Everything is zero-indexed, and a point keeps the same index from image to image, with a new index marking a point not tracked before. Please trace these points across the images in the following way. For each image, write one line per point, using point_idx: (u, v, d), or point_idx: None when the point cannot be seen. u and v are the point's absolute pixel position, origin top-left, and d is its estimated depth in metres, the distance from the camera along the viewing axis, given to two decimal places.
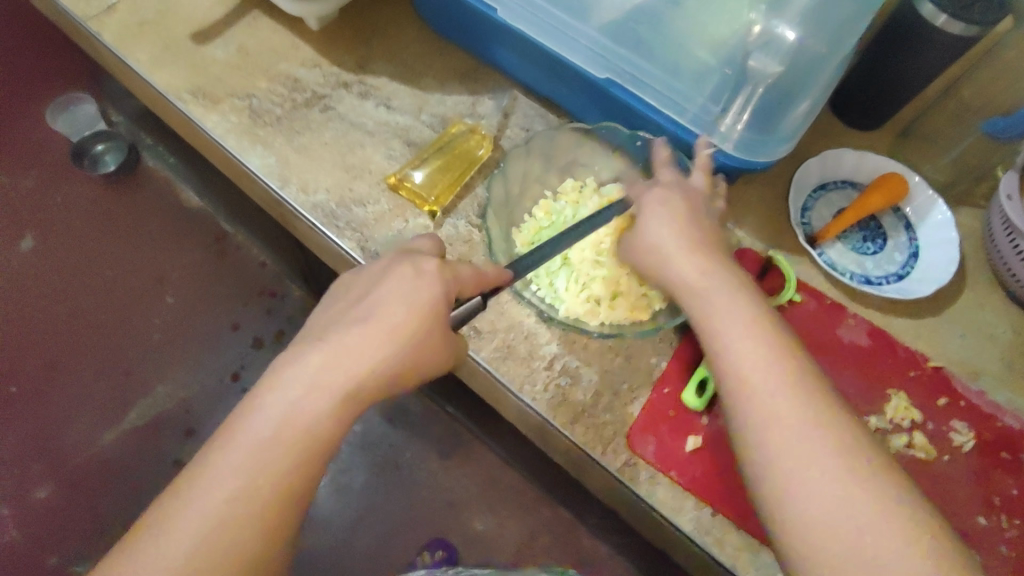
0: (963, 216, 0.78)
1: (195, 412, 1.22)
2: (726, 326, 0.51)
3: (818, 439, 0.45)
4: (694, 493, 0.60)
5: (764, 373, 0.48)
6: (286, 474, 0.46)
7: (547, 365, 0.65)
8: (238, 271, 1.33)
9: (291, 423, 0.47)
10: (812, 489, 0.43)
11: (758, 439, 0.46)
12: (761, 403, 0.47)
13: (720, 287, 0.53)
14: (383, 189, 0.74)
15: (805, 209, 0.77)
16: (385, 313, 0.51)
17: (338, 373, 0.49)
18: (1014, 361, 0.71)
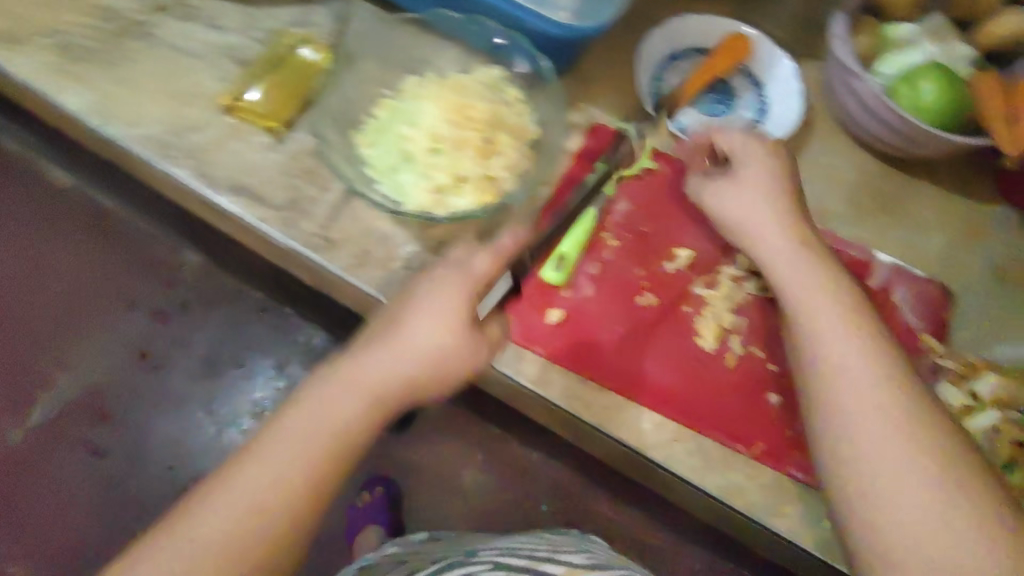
0: (812, 68, 0.79)
1: (100, 392, 1.18)
2: (830, 307, 0.55)
3: (892, 423, 0.50)
4: (562, 365, 0.62)
5: (846, 358, 0.53)
6: (313, 483, 0.50)
7: (405, 264, 0.65)
8: (126, 244, 1.23)
9: (326, 435, 0.50)
10: (894, 463, 0.49)
11: (832, 414, 0.52)
12: (836, 383, 0.52)
13: (795, 266, 0.58)
14: (216, 112, 0.70)
15: (654, 81, 0.75)
16: (425, 317, 0.53)
17: (380, 375, 0.52)
18: (853, 199, 0.75)
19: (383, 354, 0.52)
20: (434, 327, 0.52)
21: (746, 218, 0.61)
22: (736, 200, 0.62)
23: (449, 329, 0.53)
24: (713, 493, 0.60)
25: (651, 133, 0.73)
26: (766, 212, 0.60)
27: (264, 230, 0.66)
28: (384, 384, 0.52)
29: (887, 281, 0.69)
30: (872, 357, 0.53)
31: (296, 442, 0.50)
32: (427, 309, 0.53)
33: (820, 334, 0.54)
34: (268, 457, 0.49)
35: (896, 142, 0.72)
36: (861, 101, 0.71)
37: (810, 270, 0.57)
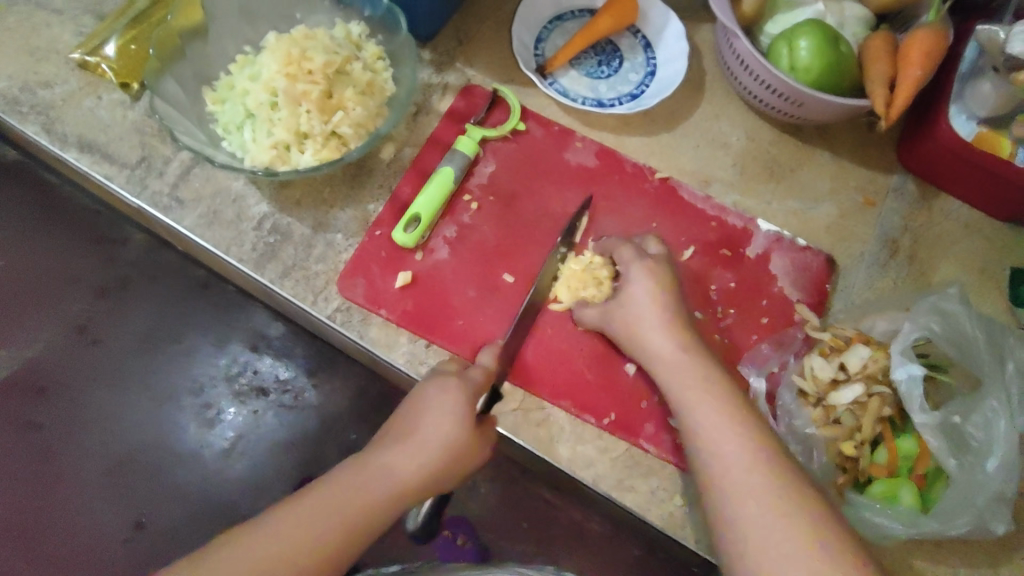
0: (705, 32, 0.76)
1: None
2: (684, 376, 0.54)
3: (764, 487, 0.48)
4: (404, 327, 0.59)
5: (713, 427, 0.52)
6: (355, 523, 0.48)
7: (255, 226, 0.62)
8: None
9: (383, 480, 0.51)
10: (772, 538, 0.46)
11: (710, 481, 0.50)
12: (717, 465, 0.50)
13: (657, 330, 0.57)
14: (72, 67, 0.67)
15: (538, 41, 0.73)
16: (416, 444, 0.53)
17: (361, 501, 0.50)
18: (745, 165, 0.71)
19: (407, 449, 0.52)
20: (420, 454, 0.52)
21: (624, 301, 0.59)
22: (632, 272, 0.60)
23: (449, 402, 0.54)
24: (562, 468, 0.57)
25: (527, 95, 0.70)
26: (652, 292, 0.58)
27: (113, 189, 0.63)
28: (360, 508, 0.49)
29: (765, 250, 0.66)
30: (729, 418, 0.52)
31: (349, 482, 0.50)
32: (409, 442, 0.52)
33: (686, 406, 0.53)
34: (270, 536, 0.46)
35: (784, 109, 0.69)
36: (746, 64, 0.68)
37: (671, 336, 0.56)
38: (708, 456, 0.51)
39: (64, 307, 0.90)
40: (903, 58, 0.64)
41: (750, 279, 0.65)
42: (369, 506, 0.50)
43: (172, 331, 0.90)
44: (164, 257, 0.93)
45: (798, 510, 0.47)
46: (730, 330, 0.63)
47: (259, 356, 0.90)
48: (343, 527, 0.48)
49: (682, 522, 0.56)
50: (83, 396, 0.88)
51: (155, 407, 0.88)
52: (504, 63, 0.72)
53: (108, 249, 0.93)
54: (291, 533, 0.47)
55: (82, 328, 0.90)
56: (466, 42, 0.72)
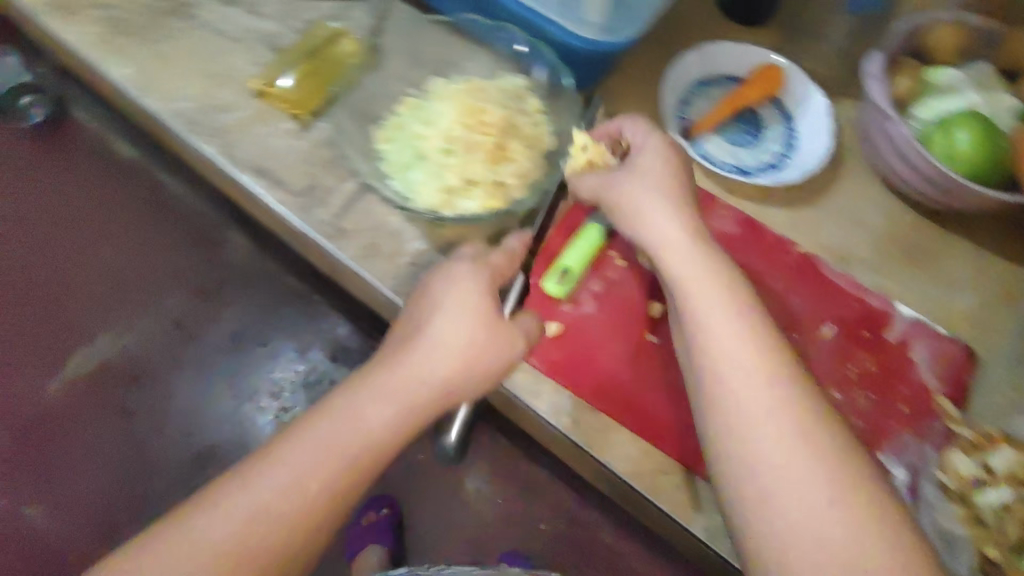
0: (849, 110, 0.77)
1: (134, 356, 1.14)
2: (705, 273, 0.52)
3: (794, 437, 0.44)
4: (550, 376, 0.62)
5: (737, 341, 0.49)
6: (363, 451, 0.49)
7: (412, 261, 0.64)
8: (182, 218, 1.19)
9: (399, 398, 0.51)
10: (794, 501, 0.43)
11: (722, 419, 0.47)
12: (735, 392, 0.47)
13: (665, 220, 0.55)
14: (249, 95, 0.71)
15: (683, 104, 0.75)
16: (439, 340, 0.52)
17: (372, 430, 0.49)
18: (885, 247, 0.71)
19: (426, 356, 0.52)
20: (417, 345, 0.53)
21: (636, 207, 0.57)
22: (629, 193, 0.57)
23: (470, 311, 0.54)
24: (698, 535, 0.57)
25: None
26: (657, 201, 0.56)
27: (282, 214, 0.66)
28: (384, 408, 0.50)
29: (905, 336, 0.66)
30: (751, 340, 0.49)
31: (339, 413, 0.50)
32: (425, 348, 0.52)
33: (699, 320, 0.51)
34: (279, 474, 0.47)
35: (931, 195, 0.69)
36: (897, 148, 0.68)
37: (685, 238, 0.54)
38: (721, 382, 0.48)
39: (162, 303, 1.16)
40: None
41: (888, 365, 0.65)
42: (378, 430, 0.50)
43: (261, 334, 1.17)
44: (262, 261, 1.19)
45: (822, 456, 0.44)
46: (868, 415, 0.62)
47: (335, 362, 1.15)
48: (354, 457, 0.49)
49: None
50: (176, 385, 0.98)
51: (229, 397, 1.14)
52: (651, 124, 0.73)
53: (208, 250, 1.18)
54: (294, 472, 0.47)
55: (178, 323, 1.16)
56: (615, 100, 0.74)
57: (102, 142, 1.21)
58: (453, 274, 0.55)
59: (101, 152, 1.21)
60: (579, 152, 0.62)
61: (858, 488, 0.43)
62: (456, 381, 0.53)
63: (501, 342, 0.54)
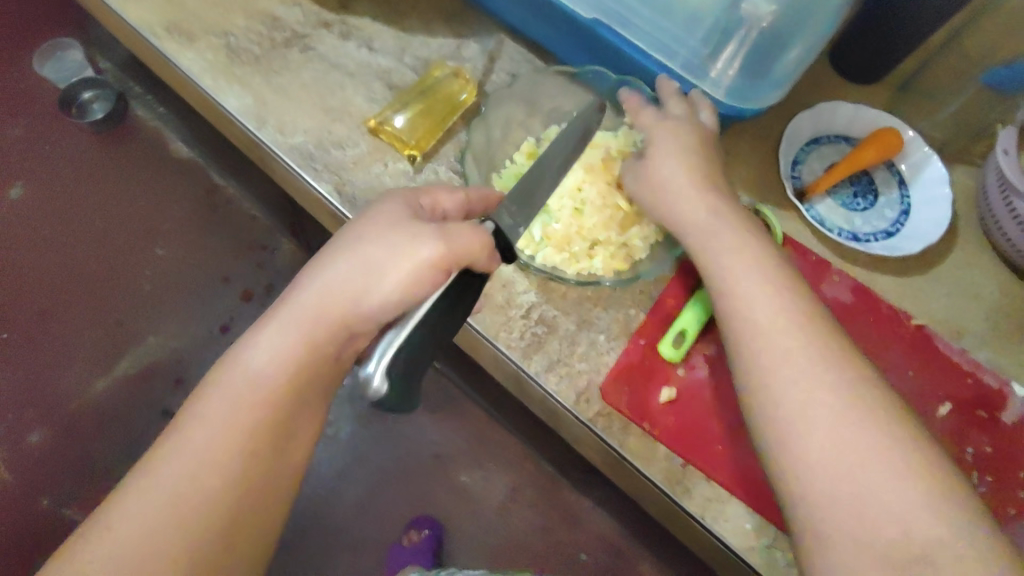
0: (962, 176, 0.76)
1: (185, 362, 1.18)
2: (732, 242, 0.55)
3: (819, 372, 0.47)
4: (664, 444, 0.60)
5: (765, 305, 0.51)
6: (290, 383, 0.48)
7: (523, 313, 0.64)
8: (232, 226, 1.26)
9: (314, 325, 0.48)
10: (823, 425, 0.44)
11: (750, 365, 0.49)
12: (763, 341, 0.49)
13: (685, 186, 0.59)
14: (363, 132, 0.72)
15: (796, 163, 0.74)
16: (349, 277, 0.49)
17: (293, 358, 0.48)
18: (999, 321, 0.70)
19: (341, 277, 0.49)
20: (335, 272, 0.49)
21: (659, 162, 0.61)
22: (659, 146, 0.61)
23: (396, 252, 0.49)
24: None
25: (785, 217, 0.72)
26: (676, 160, 0.60)
27: None
28: (291, 348, 0.48)
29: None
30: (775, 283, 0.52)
31: (261, 352, 0.48)
32: (341, 273, 0.49)
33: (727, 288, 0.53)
34: (205, 429, 0.45)
35: None
36: (1022, 223, 0.67)
37: (705, 203, 0.58)
38: (749, 321, 0.50)
39: (215, 306, 1.21)
40: None
41: (1007, 447, 0.63)
42: (302, 361, 0.48)
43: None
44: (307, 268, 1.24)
45: (856, 402, 0.45)
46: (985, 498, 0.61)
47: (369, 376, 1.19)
48: (281, 389, 0.47)
49: None
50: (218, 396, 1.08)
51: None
52: (765, 181, 0.73)
53: (259, 253, 1.24)
54: (223, 423, 0.46)
55: (227, 328, 1.20)
56: (727, 155, 0.73)
57: (163, 143, 1.28)
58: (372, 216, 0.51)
59: (162, 153, 1.28)
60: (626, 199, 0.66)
61: (889, 429, 0.44)
62: (370, 313, 0.49)
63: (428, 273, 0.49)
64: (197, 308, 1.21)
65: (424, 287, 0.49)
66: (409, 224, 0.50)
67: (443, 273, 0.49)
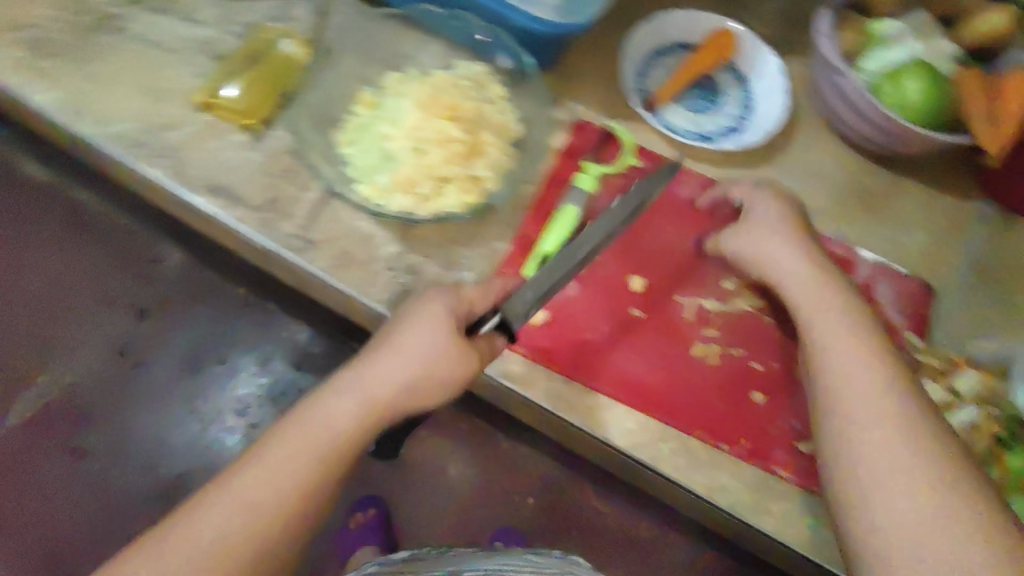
0: (796, 65, 0.78)
1: (82, 398, 1.09)
2: (817, 296, 0.58)
3: (873, 387, 0.52)
4: (542, 363, 0.62)
5: (837, 345, 0.55)
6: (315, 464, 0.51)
7: (388, 265, 0.64)
8: (106, 244, 1.13)
9: (364, 403, 0.53)
10: (874, 454, 0.49)
11: (821, 385, 0.54)
12: (832, 366, 0.54)
13: (780, 247, 0.61)
14: (193, 109, 0.68)
15: (639, 76, 0.75)
16: (385, 368, 0.54)
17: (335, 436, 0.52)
18: (841, 196, 0.74)
19: (383, 362, 0.54)
20: (393, 371, 0.54)
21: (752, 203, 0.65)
22: (746, 191, 0.67)
23: (435, 333, 0.54)
24: (699, 494, 0.60)
25: (635, 129, 0.73)
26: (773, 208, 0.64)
27: (243, 232, 0.64)
28: (343, 426, 0.52)
29: (869, 279, 0.70)
30: (849, 321, 0.56)
31: (309, 420, 0.52)
32: (387, 358, 0.54)
33: (815, 329, 0.57)
34: (254, 478, 0.50)
35: (881, 141, 0.72)
36: (848, 101, 0.70)
37: (802, 255, 0.61)
38: (814, 332, 0.57)
39: (107, 329, 1.11)
40: (1003, 101, 0.66)
41: None
42: (340, 444, 0.52)
43: (217, 349, 1.13)
44: (199, 272, 1.15)
45: (903, 424, 0.50)
46: None
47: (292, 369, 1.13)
48: (317, 464, 0.51)
49: (817, 544, 0.59)
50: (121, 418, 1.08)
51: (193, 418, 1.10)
52: (611, 97, 0.74)
53: (147, 266, 1.13)
54: (275, 477, 0.50)
55: (125, 351, 1.11)
56: (570, 77, 0.74)
57: (13, 162, 1.14)
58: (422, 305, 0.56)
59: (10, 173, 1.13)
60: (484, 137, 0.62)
61: (933, 448, 0.48)
62: (394, 406, 0.54)
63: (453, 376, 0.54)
64: (89, 336, 1.11)
65: (436, 390, 0.55)
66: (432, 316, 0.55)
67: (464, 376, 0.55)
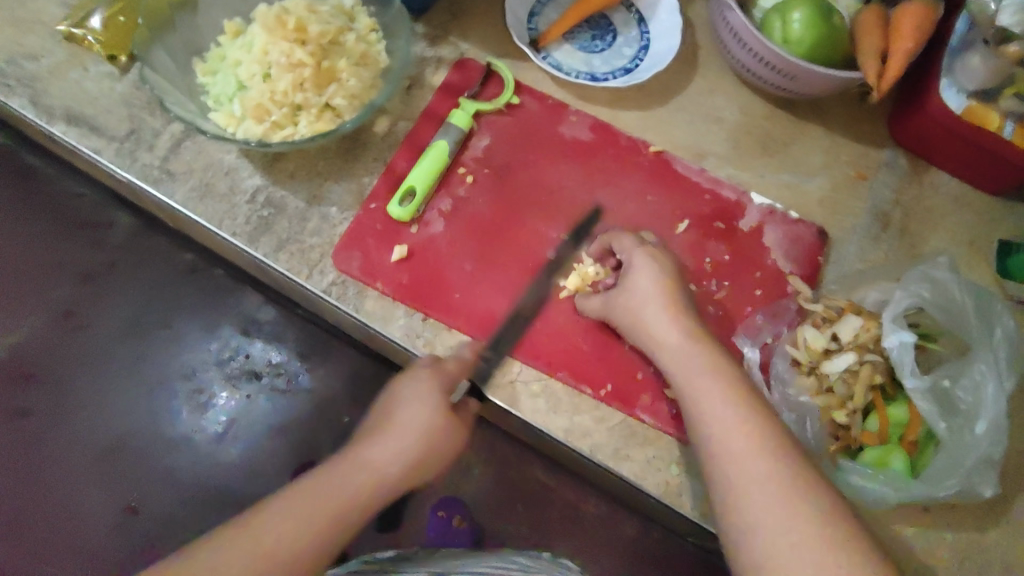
0: (699, 7, 0.76)
1: (31, 356, 0.94)
2: (697, 360, 0.53)
3: (772, 484, 0.47)
4: (399, 300, 0.60)
5: (717, 412, 0.50)
6: (326, 524, 0.49)
7: (248, 199, 0.62)
8: (54, 207, 0.97)
9: (375, 470, 0.51)
10: (784, 561, 0.45)
11: (718, 484, 0.49)
12: (723, 465, 0.49)
13: (661, 317, 0.56)
14: (59, 39, 0.66)
15: (532, 14, 0.73)
16: (393, 438, 0.52)
17: (346, 496, 0.50)
18: (740, 140, 0.71)
19: (396, 433, 0.52)
20: (395, 450, 0.52)
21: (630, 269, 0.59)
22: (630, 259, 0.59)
23: (423, 388, 0.54)
24: (559, 438, 0.58)
25: (521, 69, 0.70)
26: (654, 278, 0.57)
27: (102, 163, 0.62)
28: (354, 499, 0.50)
29: (758, 223, 0.66)
30: (735, 403, 0.50)
31: (323, 480, 0.50)
32: (394, 432, 0.52)
33: (697, 397, 0.52)
34: (259, 527, 0.47)
35: (775, 82, 0.69)
36: (741, 39, 0.68)
37: (675, 323, 0.55)
38: (704, 432, 0.50)
39: (51, 293, 0.95)
40: (894, 31, 0.65)
41: (743, 252, 0.65)
42: (353, 506, 0.50)
43: (164, 314, 0.95)
44: (154, 239, 0.97)
45: (811, 506, 0.46)
46: (724, 303, 0.63)
47: (246, 340, 0.95)
48: (327, 518, 0.49)
49: (680, 490, 0.57)
50: (66, 379, 0.93)
51: (145, 391, 0.93)
52: (497, 36, 0.71)
53: (94, 232, 0.97)
54: (278, 529, 0.47)
55: (71, 313, 0.95)
56: (457, 14, 0.71)
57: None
58: (413, 366, 0.55)
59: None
60: (338, 63, 0.60)
61: (842, 548, 0.44)
62: (406, 480, 0.52)
63: (444, 444, 0.54)
64: (32, 298, 0.95)
65: (441, 453, 0.54)
66: (434, 381, 0.54)
67: (455, 436, 0.55)
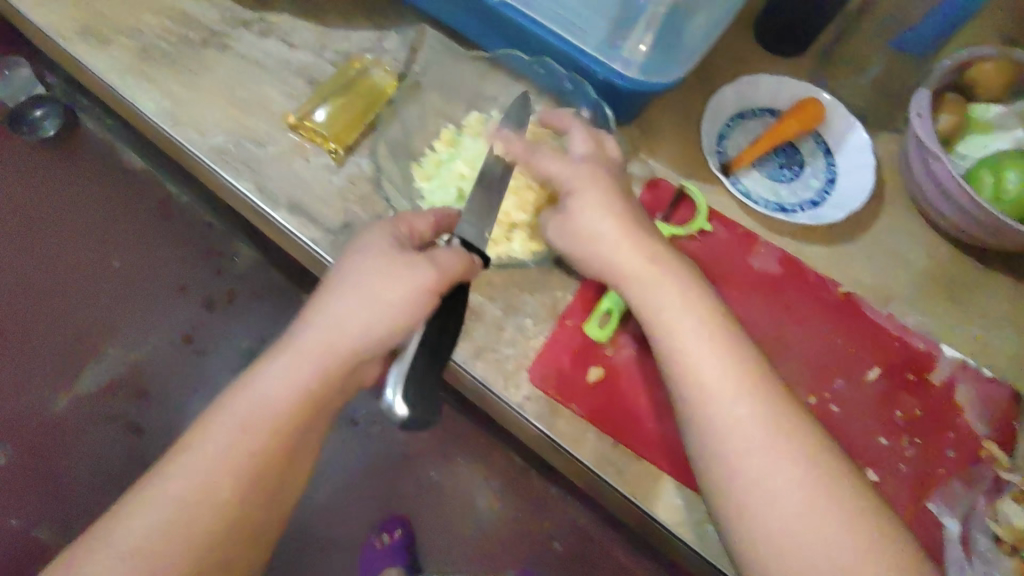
0: (890, 143, 0.75)
1: (153, 373, 1.08)
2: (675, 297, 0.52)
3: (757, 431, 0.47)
4: (592, 422, 0.60)
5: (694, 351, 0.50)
6: (281, 424, 0.47)
7: None
8: (189, 236, 1.13)
9: (318, 350, 0.48)
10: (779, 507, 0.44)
11: (704, 432, 0.48)
12: (714, 415, 0.48)
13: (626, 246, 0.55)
14: (284, 129, 0.70)
15: (721, 137, 0.73)
16: (337, 312, 0.49)
17: (287, 392, 0.47)
18: (925, 284, 0.70)
19: (333, 308, 0.49)
20: (335, 320, 0.49)
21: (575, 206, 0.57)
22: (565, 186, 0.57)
23: (379, 264, 0.50)
24: None
25: (711, 193, 0.71)
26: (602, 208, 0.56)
27: (317, 252, 0.65)
28: (318, 381, 0.48)
29: (949, 378, 0.65)
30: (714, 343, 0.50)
31: (243, 393, 0.47)
32: (340, 304, 0.49)
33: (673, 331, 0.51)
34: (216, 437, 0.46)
35: (973, 233, 0.68)
36: (944, 189, 0.67)
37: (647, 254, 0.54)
38: (686, 374, 0.49)
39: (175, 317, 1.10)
40: None
41: (934, 407, 0.64)
42: (284, 407, 0.47)
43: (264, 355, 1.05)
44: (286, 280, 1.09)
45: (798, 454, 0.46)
46: (915, 463, 0.62)
47: None
48: (278, 420, 0.47)
49: None
50: (179, 398, 1.07)
51: None
52: (689, 158, 0.72)
53: (220, 265, 1.12)
54: (228, 443, 0.46)
55: (189, 337, 1.10)
56: (649, 133, 0.73)
57: None
58: (364, 245, 0.52)
59: (134, 180, 1.14)
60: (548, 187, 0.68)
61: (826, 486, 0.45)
62: (364, 341, 0.49)
63: (422, 289, 0.50)
64: (155, 321, 1.09)
65: (416, 314, 0.51)
66: (383, 255, 0.51)
67: (432, 301, 0.51)
